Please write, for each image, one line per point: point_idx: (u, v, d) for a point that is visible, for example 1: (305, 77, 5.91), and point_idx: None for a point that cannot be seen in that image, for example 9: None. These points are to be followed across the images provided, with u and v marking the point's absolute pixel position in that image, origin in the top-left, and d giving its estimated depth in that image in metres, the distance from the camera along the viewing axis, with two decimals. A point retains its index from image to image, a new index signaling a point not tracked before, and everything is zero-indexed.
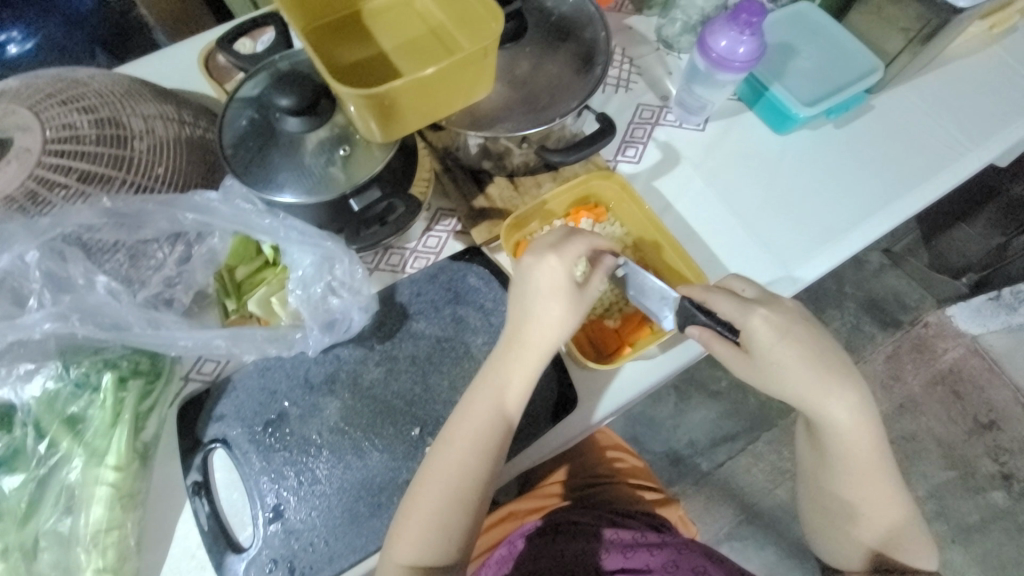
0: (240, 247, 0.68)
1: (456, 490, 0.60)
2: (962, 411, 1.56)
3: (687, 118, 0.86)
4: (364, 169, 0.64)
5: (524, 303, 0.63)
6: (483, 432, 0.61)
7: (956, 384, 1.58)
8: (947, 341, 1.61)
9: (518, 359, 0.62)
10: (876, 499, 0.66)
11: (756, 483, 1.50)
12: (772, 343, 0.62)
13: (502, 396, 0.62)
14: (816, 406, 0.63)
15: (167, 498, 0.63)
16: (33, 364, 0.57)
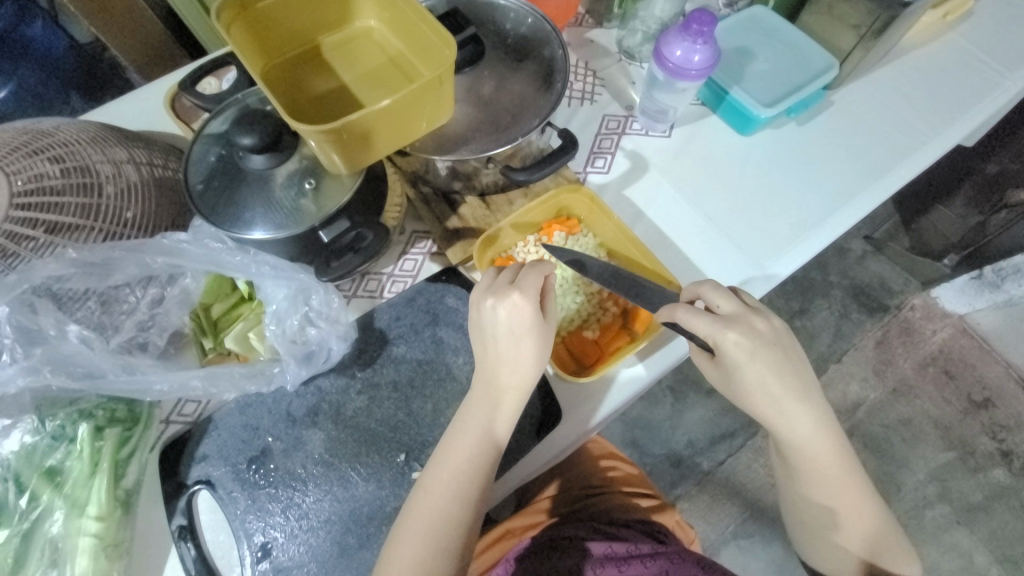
0: (215, 285, 0.68)
1: (449, 528, 0.59)
2: (956, 391, 1.57)
3: (653, 126, 0.88)
4: (333, 199, 0.64)
5: (492, 343, 0.63)
6: (459, 474, 0.60)
7: (947, 364, 1.59)
8: (934, 323, 1.62)
9: (498, 391, 0.62)
10: (853, 506, 0.68)
11: (758, 479, 1.50)
12: (740, 358, 0.63)
13: (476, 436, 0.61)
14: (781, 418, 0.65)
15: (152, 546, 0.62)
16: (9, 420, 0.57)
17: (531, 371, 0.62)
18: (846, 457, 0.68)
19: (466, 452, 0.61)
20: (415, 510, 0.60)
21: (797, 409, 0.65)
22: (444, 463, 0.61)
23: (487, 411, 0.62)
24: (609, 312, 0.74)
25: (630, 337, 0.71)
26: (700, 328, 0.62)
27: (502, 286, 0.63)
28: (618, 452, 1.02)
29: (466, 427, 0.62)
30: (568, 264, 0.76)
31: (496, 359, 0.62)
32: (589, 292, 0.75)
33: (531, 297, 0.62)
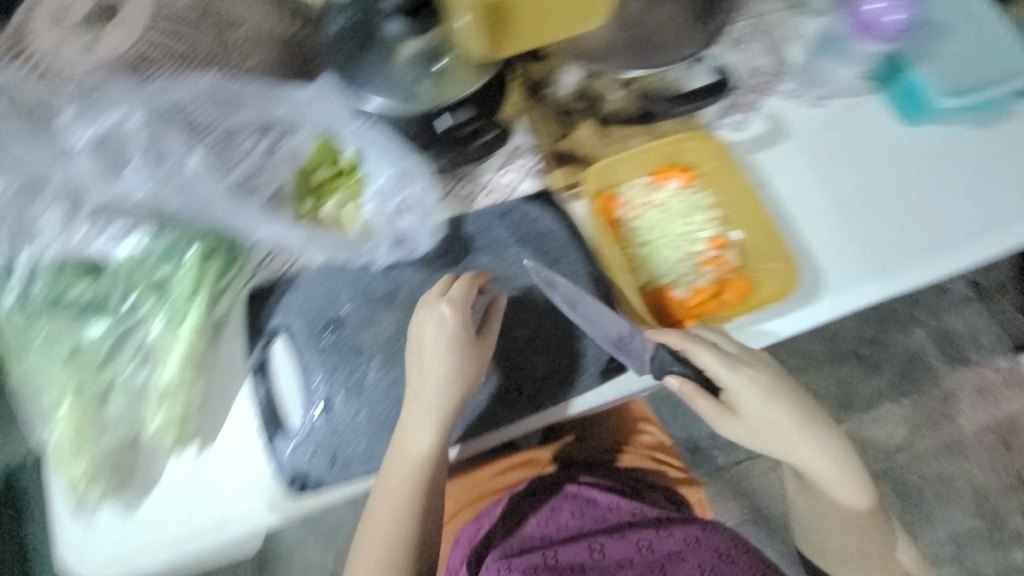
0: (322, 151, 0.67)
1: (395, 524, 0.67)
2: (1007, 464, 1.45)
3: (805, 90, 0.78)
4: (456, 88, 0.62)
5: (416, 361, 0.64)
6: (405, 481, 0.64)
7: (1005, 433, 1.47)
8: (1010, 390, 1.48)
9: (439, 411, 0.64)
10: (867, 538, 0.71)
11: (770, 488, 1.47)
12: (760, 398, 0.65)
13: (415, 453, 0.64)
14: (813, 460, 0.67)
15: (227, 374, 0.66)
16: (128, 225, 0.61)
17: (447, 395, 0.63)
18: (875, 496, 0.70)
19: (410, 470, 0.64)
20: (371, 516, 0.67)
21: (829, 448, 0.67)
22: (389, 481, 0.65)
23: (428, 434, 0.63)
24: (705, 277, 0.69)
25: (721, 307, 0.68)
26: (704, 363, 0.63)
27: (426, 303, 0.65)
28: (654, 418, 1.00)
29: (405, 445, 0.64)
30: (676, 217, 0.71)
31: (428, 382, 0.63)
32: (691, 252, 0.69)
33: (460, 315, 0.63)
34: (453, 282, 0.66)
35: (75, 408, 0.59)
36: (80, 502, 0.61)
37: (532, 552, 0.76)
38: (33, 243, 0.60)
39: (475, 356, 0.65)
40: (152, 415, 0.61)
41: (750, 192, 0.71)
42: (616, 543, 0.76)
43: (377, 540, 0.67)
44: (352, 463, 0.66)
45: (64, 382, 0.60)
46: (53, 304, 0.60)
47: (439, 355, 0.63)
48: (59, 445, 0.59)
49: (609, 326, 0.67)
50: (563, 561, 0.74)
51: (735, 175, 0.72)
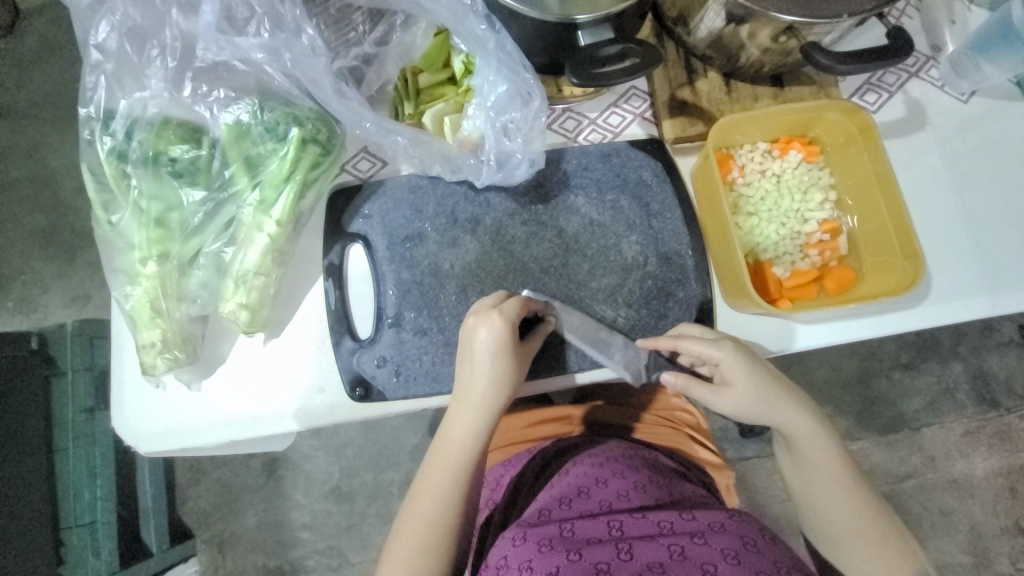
0: (439, 49, 0.64)
1: (432, 535, 0.58)
2: (1010, 509, 1.44)
3: (952, 81, 0.71)
4: (584, 10, 0.55)
5: (469, 361, 0.59)
6: (450, 472, 0.60)
7: (1018, 482, 1.45)
8: None
9: (485, 400, 0.59)
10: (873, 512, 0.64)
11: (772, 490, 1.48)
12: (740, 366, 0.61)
13: (459, 443, 0.60)
14: (785, 423, 0.63)
15: (305, 268, 0.66)
16: (234, 93, 0.57)
17: (504, 388, 0.59)
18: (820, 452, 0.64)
19: (451, 465, 0.60)
20: (406, 517, 0.60)
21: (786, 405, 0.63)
22: (428, 475, 0.60)
23: (470, 423, 0.60)
24: (809, 260, 0.66)
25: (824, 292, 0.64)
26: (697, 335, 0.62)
27: (477, 309, 0.59)
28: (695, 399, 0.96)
29: (448, 438, 0.60)
30: (790, 192, 0.66)
31: (474, 375, 0.59)
32: (799, 230, 0.66)
33: (511, 320, 0.58)
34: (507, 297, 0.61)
35: (159, 271, 0.58)
36: (146, 367, 0.60)
37: (547, 523, 0.62)
38: (135, 94, 0.56)
39: (527, 363, 0.61)
40: (229, 294, 0.60)
41: (889, 174, 0.62)
42: (634, 522, 0.60)
43: (415, 529, 0.59)
44: (415, 382, 0.64)
45: (148, 245, 0.58)
46: (150, 162, 0.57)
47: (502, 356, 0.58)
48: (137, 305, 0.59)
49: (695, 287, 0.65)
50: (580, 535, 0.60)
51: (878, 154, 0.63)
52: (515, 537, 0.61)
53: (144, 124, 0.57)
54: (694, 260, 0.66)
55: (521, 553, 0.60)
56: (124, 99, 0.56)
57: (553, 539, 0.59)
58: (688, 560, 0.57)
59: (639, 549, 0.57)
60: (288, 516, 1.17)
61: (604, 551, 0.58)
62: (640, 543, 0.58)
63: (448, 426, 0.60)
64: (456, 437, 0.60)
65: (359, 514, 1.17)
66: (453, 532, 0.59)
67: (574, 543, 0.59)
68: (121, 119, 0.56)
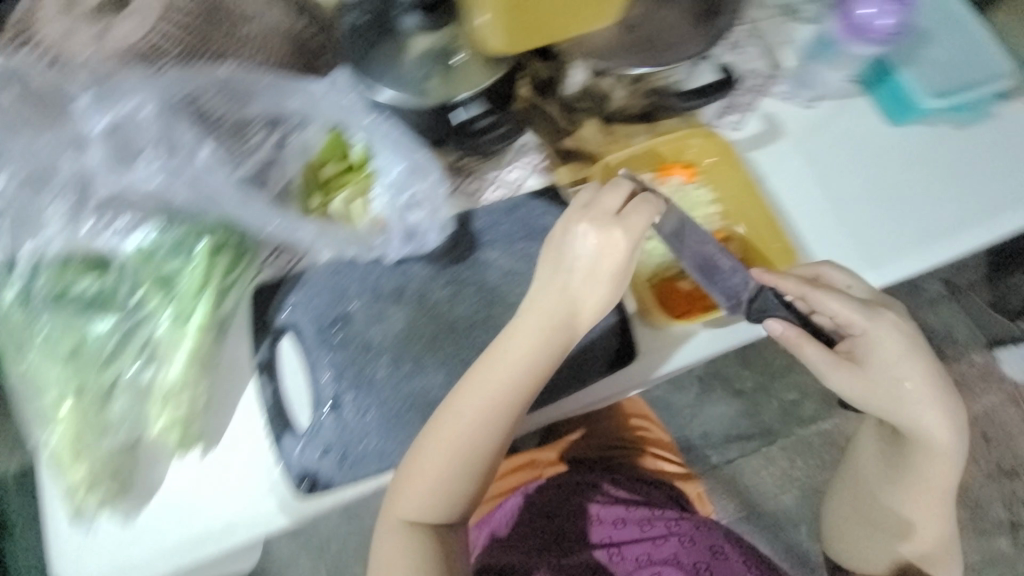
0: (334, 144, 0.67)
1: (463, 456, 0.59)
2: (986, 455, 1.51)
3: (797, 92, 0.81)
4: (462, 87, 0.62)
5: (565, 270, 0.60)
6: (496, 401, 0.59)
7: (986, 427, 1.52)
8: (987, 384, 1.54)
9: (550, 328, 0.60)
10: (934, 518, 0.67)
11: (763, 485, 1.50)
12: (908, 369, 0.61)
13: (517, 375, 0.60)
14: (915, 425, 0.62)
15: (234, 372, 0.65)
16: (134, 219, 0.59)
17: (576, 315, 0.61)
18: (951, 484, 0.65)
19: (500, 391, 0.59)
20: (437, 429, 0.59)
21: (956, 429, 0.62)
22: (468, 395, 0.59)
23: (531, 352, 0.60)
24: None
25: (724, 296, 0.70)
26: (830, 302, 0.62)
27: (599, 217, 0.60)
28: (651, 414, 1.02)
29: (504, 364, 0.60)
30: (680, 211, 0.73)
31: (548, 295, 0.61)
32: None
33: (630, 239, 0.60)
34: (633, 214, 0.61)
35: (77, 407, 0.58)
36: (78, 510, 0.58)
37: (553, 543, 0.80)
38: (34, 239, 0.58)
39: (600, 286, 0.60)
40: (156, 415, 0.59)
41: (755, 188, 0.72)
42: (627, 550, 0.80)
43: (446, 453, 0.59)
44: (362, 464, 0.64)
45: (66, 381, 0.58)
46: (56, 299, 0.58)
47: (576, 280, 0.60)
48: (58, 449, 0.57)
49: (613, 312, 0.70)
50: (584, 557, 0.79)
51: (739, 170, 0.73)
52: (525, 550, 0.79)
53: (49, 264, 0.58)
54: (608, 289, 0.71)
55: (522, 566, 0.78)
56: (29, 243, 0.58)
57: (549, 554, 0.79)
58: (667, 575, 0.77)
59: (626, 552, 0.80)
60: None
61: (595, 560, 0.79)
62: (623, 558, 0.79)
63: (507, 347, 0.60)
64: (518, 361, 0.60)
65: None
66: (483, 459, 0.60)
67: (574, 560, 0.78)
68: (25, 261, 0.58)
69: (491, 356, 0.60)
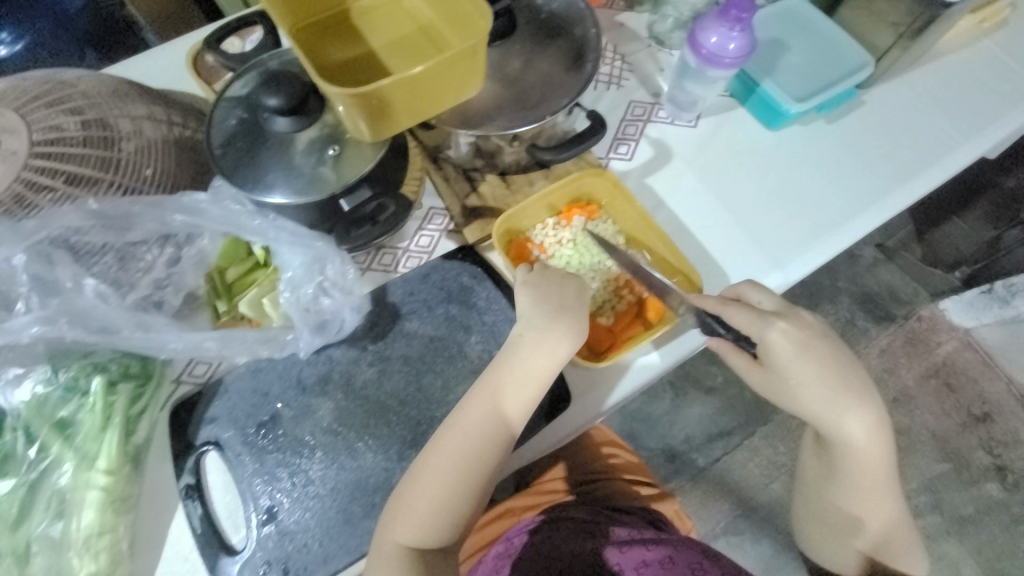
0: (231, 249, 0.68)
1: (460, 478, 0.59)
2: (956, 403, 1.55)
3: (678, 114, 0.86)
4: (353, 171, 0.63)
5: (550, 292, 0.64)
6: (494, 426, 0.60)
7: (950, 376, 1.57)
8: (940, 335, 1.60)
9: (539, 348, 0.62)
10: (879, 509, 0.67)
11: (753, 478, 1.50)
12: (813, 378, 0.62)
13: (510, 398, 0.61)
14: (834, 428, 0.63)
15: (161, 500, 0.63)
16: (22, 368, 0.56)
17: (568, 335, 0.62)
18: (888, 478, 0.65)
19: (495, 414, 0.60)
20: (436, 453, 0.60)
21: (874, 428, 0.63)
22: (467, 419, 0.60)
23: (524, 372, 0.61)
24: (625, 300, 0.73)
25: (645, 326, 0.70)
26: (739, 321, 0.62)
27: None
28: (619, 440, 1.02)
29: (502, 380, 0.61)
30: (587, 250, 0.74)
31: (540, 316, 0.63)
32: (607, 278, 0.73)
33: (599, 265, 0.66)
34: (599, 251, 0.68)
35: None
36: None
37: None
38: None
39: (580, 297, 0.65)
40: (73, 571, 0.55)
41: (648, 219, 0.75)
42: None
43: (445, 477, 0.59)
44: (307, 572, 0.61)
45: None
46: None
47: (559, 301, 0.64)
48: None
49: None
50: None
51: (633, 204, 0.75)
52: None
53: None
54: None
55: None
56: None
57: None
58: None
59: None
60: None
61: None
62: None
63: (505, 370, 0.61)
64: (514, 384, 0.61)
65: None
66: (479, 479, 0.59)
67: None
68: None
69: (485, 378, 0.62)
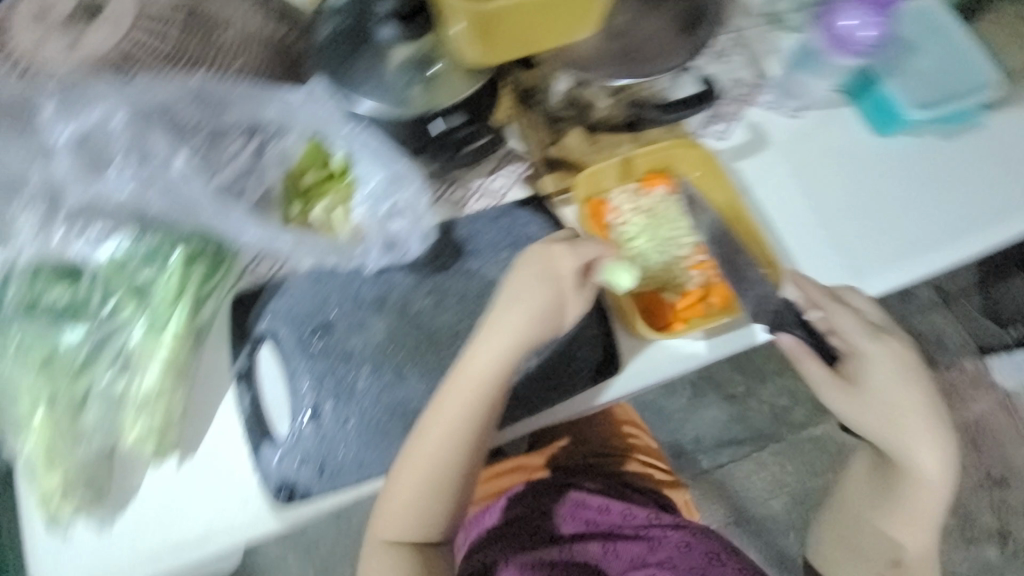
0: (313, 153, 0.67)
1: (431, 480, 0.62)
2: (976, 462, 1.49)
3: (784, 102, 0.81)
4: (447, 95, 0.62)
5: (524, 297, 0.62)
6: (455, 431, 0.61)
7: (977, 436, 1.48)
8: (979, 392, 1.50)
9: (495, 360, 0.62)
10: (914, 533, 0.68)
11: (753, 490, 1.50)
12: (912, 411, 0.64)
13: (471, 406, 0.61)
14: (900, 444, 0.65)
15: (213, 380, 0.65)
16: (109, 226, 0.59)
17: (535, 337, 0.63)
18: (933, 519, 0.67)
19: (457, 421, 0.61)
20: (409, 456, 0.62)
21: (943, 469, 0.65)
22: (431, 426, 0.61)
23: (480, 382, 0.61)
24: (694, 281, 0.70)
25: (709, 309, 0.69)
26: (853, 338, 0.64)
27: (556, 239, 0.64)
28: (640, 424, 1.00)
29: (463, 391, 0.61)
30: (664, 223, 0.72)
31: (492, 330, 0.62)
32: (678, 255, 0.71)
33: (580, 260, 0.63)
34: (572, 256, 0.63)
35: (49, 418, 0.56)
36: (53, 516, 0.58)
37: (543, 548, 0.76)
38: (9, 244, 0.58)
39: (538, 308, 0.63)
40: (130, 424, 0.59)
41: (738, 207, 0.72)
42: (625, 548, 0.77)
43: (413, 480, 0.62)
44: (341, 473, 0.63)
45: (37, 391, 0.57)
46: (27, 310, 0.57)
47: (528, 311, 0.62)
48: (33, 457, 0.57)
49: (595, 323, 0.69)
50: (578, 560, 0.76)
51: (725, 188, 0.73)
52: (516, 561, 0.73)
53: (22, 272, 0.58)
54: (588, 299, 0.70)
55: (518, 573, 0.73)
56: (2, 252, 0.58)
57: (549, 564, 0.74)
58: None
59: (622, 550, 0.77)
60: None
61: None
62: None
63: (461, 381, 0.61)
64: (472, 388, 0.61)
65: None
66: (452, 476, 0.63)
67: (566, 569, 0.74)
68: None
69: (450, 377, 0.62)
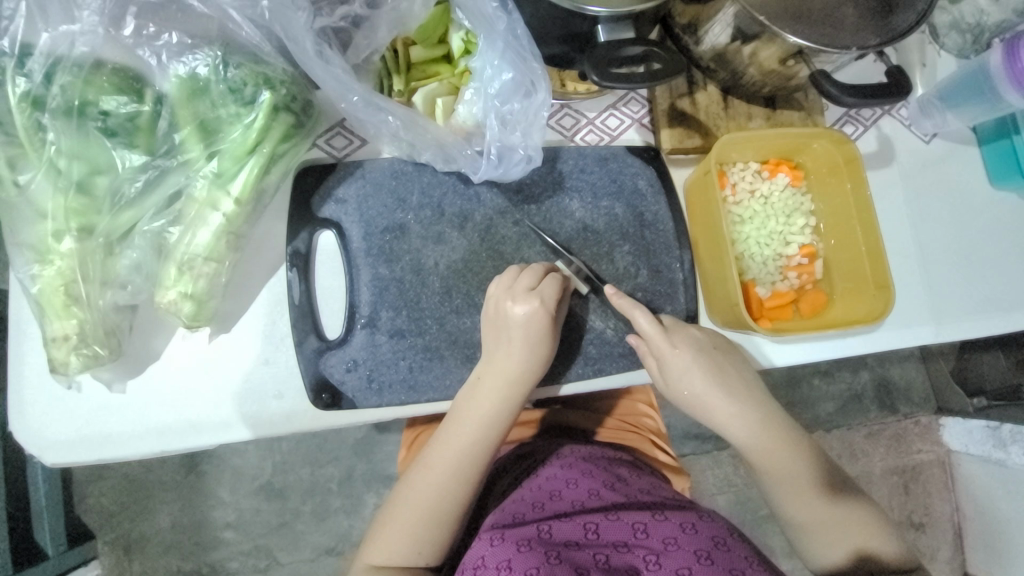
0: (438, 20, 0.56)
1: (434, 514, 0.53)
2: (902, 505, 1.27)
3: (918, 122, 0.75)
4: (597, 2, 0.50)
5: (508, 338, 0.56)
6: (462, 461, 0.54)
7: (912, 479, 1.28)
8: (926, 444, 1.28)
9: (510, 387, 0.55)
10: (784, 474, 0.61)
11: (703, 485, 1.20)
12: (692, 376, 0.60)
13: (481, 438, 0.55)
14: (726, 412, 0.61)
15: (266, 254, 0.58)
16: (190, 41, 0.47)
17: (521, 372, 0.56)
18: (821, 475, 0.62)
19: (469, 448, 0.54)
20: (409, 482, 0.55)
21: (740, 417, 0.61)
22: (437, 454, 0.55)
23: (495, 407, 0.55)
24: (787, 281, 0.68)
25: (798, 315, 0.67)
26: (647, 332, 0.60)
27: (516, 293, 0.55)
28: (657, 403, 0.88)
29: (469, 423, 0.55)
30: (773, 214, 0.68)
31: (508, 354, 0.56)
32: (781, 252, 0.68)
33: (552, 290, 0.56)
34: (543, 275, 0.58)
35: (78, 249, 0.48)
36: (57, 364, 0.49)
37: (523, 525, 0.58)
38: (59, 25, 0.45)
39: (554, 342, 0.57)
40: (171, 281, 0.51)
41: (882, 260, 0.62)
42: (610, 524, 0.58)
43: (414, 508, 0.53)
44: (388, 390, 0.57)
45: (65, 215, 0.47)
46: (73, 115, 0.46)
47: (498, 329, 0.57)
48: (47, 288, 0.48)
49: (681, 301, 0.65)
50: (558, 537, 0.57)
51: (871, 232, 0.63)
52: (491, 538, 0.57)
53: (69, 65, 0.46)
54: (682, 274, 0.65)
55: (499, 554, 0.55)
56: (45, 32, 0.45)
57: (531, 540, 0.56)
58: (662, 568, 0.55)
59: (606, 528, 0.58)
60: (210, 514, 1.05)
61: (582, 556, 0.55)
62: (616, 554, 0.56)
63: (467, 412, 0.55)
64: (481, 419, 0.55)
65: (293, 512, 1.07)
66: (460, 511, 0.54)
67: (552, 546, 0.55)
68: (39, 56, 0.45)
69: (456, 408, 0.56)
